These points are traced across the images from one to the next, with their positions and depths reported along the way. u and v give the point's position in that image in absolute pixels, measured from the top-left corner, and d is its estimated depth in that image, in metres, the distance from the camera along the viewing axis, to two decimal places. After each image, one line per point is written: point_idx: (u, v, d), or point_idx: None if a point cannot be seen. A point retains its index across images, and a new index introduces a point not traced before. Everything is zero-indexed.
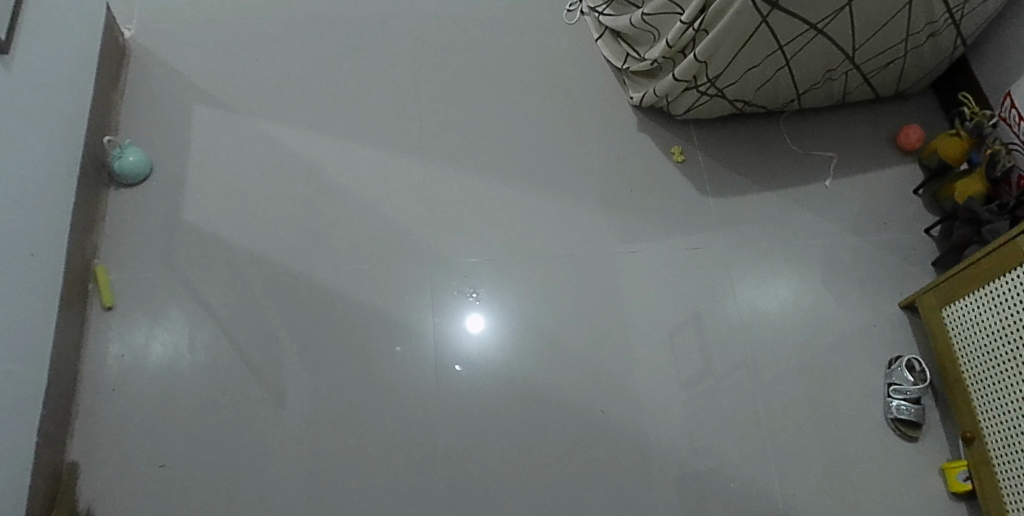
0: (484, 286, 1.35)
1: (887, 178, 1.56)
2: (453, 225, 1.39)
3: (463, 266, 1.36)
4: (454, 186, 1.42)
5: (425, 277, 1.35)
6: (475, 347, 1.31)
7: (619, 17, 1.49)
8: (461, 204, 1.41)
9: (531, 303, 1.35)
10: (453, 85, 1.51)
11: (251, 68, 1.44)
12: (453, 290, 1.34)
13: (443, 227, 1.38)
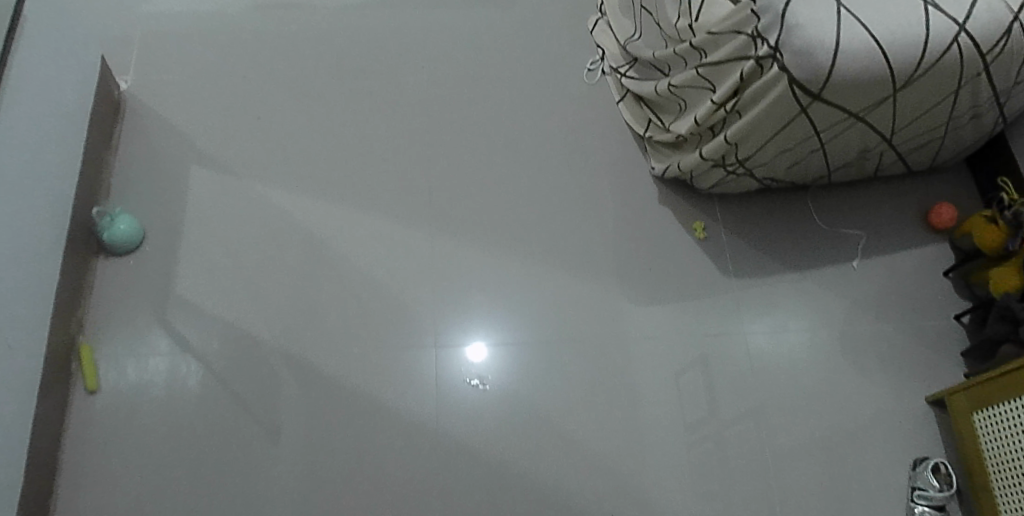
0: (479, 346, 1.29)
1: (916, 259, 1.49)
2: (461, 301, 1.31)
3: (459, 325, 1.29)
4: (465, 258, 1.34)
5: (424, 338, 1.28)
6: (468, 414, 1.23)
7: (644, 81, 1.43)
8: (471, 278, 1.33)
9: (529, 365, 1.28)
10: (465, 146, 1.43)
11: (252, 125, 1.36)
12: (449, 350, 1.27)
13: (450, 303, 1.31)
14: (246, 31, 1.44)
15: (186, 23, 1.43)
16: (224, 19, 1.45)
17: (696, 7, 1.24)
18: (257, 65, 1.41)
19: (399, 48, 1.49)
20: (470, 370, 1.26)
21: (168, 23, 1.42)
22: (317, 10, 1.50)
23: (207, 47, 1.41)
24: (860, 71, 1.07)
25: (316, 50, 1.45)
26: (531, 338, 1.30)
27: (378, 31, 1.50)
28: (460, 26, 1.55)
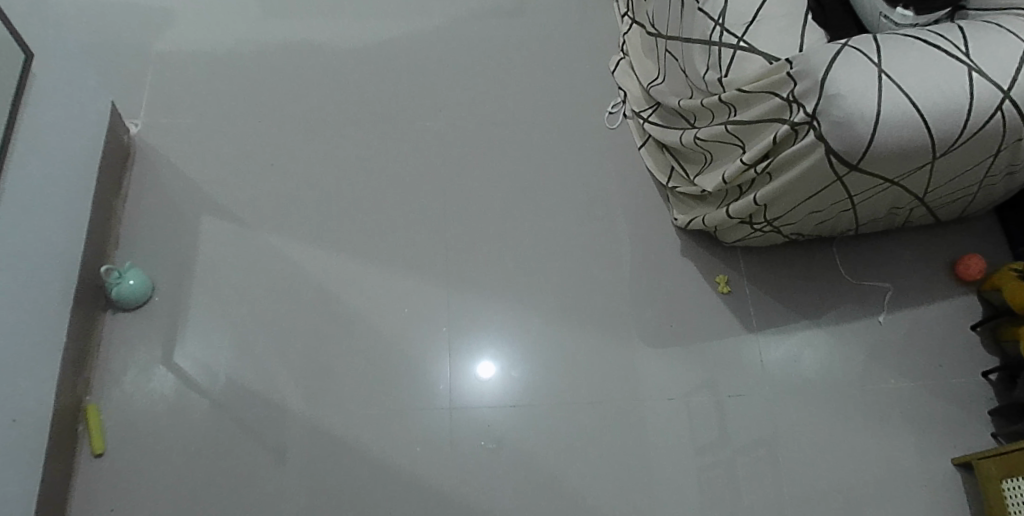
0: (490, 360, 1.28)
1: (944, 313, 1.44)
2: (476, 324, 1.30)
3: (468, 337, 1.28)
4: (482, 312, 1.31)
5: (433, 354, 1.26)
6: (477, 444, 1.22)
7: (668, 128, 1.39)
8: (486, 302, 1.31)
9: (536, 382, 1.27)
10: (481, 194, 1.39)
11: (264, 172, 1.32)
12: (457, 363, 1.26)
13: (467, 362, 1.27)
14: (258, 72, 1.40)
15: (197, 63, 1.39)
16: (236, 59, 1.41)
17: (727, 62, 1.22)
18: (269, 109, 1.38)
19: (415, 90, 1.45)
20: (479, 383, 1.26)
21: (178, 62, 1.38)
22: (331, 50, 1.46)
23: (219, 89, 1.38)
24: (900, 141, 1.04)
25: (330, 93, 1.41)
26: (539, 354, 1.29)
27: (394, 73, 1.46)
28: (477, 66, 1.51)
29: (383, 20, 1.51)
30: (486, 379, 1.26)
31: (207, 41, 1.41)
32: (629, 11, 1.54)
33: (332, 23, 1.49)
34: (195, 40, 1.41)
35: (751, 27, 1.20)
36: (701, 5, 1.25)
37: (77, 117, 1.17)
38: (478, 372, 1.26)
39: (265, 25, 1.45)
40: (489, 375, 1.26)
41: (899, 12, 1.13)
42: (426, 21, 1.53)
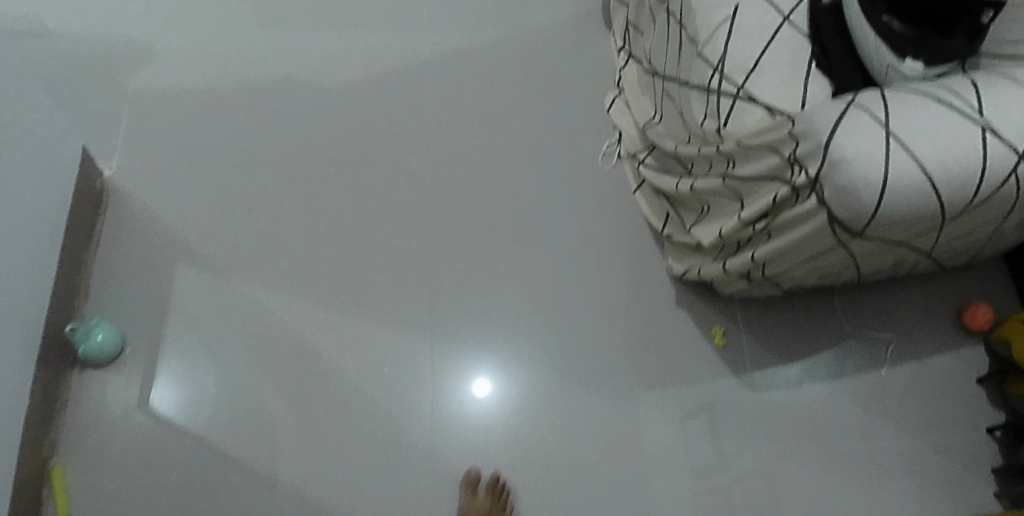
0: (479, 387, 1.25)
1: (950, 364, 1.38)
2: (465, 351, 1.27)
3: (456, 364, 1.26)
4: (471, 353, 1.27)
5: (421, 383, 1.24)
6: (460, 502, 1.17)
7: (664, 173, 1.34)
8: (474, 329, 1.28)
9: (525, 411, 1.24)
10: (469, 240, 1.34)
11: (243, 218, 1.27)
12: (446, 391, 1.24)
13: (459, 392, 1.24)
14: (239, 110, 1.35)
15: (174, 100, 1.34)
16: (216, 96, 1.35)
17: (725, 111, 1.16)
18: (249, 149, 1.32)
19: (403, 129, 1.40)
20: (468, 411, 1.23)
21: (155, 100, 1.33)
22: (316, 85, 1.40)
23: (197, 129, 1.32)
24: (906, 206, 0.98)
25: (313, 133, 1.36)
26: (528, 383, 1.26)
27: (381, 110, 1.41)
28: (468, 102, 1.45)
29: (371, 53, 1.46)
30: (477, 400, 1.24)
31: (187, 77, 1.36)
32: (625, 45, 1.50)
33: (318, 57, 1.43)
34: (174, 75, 1.36)
35: (751, 75, 1.15)
36: (699, 50, 1.21)
37: (44, 166, 1.12)
38: (473, 391, 1.24)
39: (248, 58, 1.40)
40: (481, 396, 1.24)
41: (908, 64, 1.08)
42: (415, 55, 1.47)
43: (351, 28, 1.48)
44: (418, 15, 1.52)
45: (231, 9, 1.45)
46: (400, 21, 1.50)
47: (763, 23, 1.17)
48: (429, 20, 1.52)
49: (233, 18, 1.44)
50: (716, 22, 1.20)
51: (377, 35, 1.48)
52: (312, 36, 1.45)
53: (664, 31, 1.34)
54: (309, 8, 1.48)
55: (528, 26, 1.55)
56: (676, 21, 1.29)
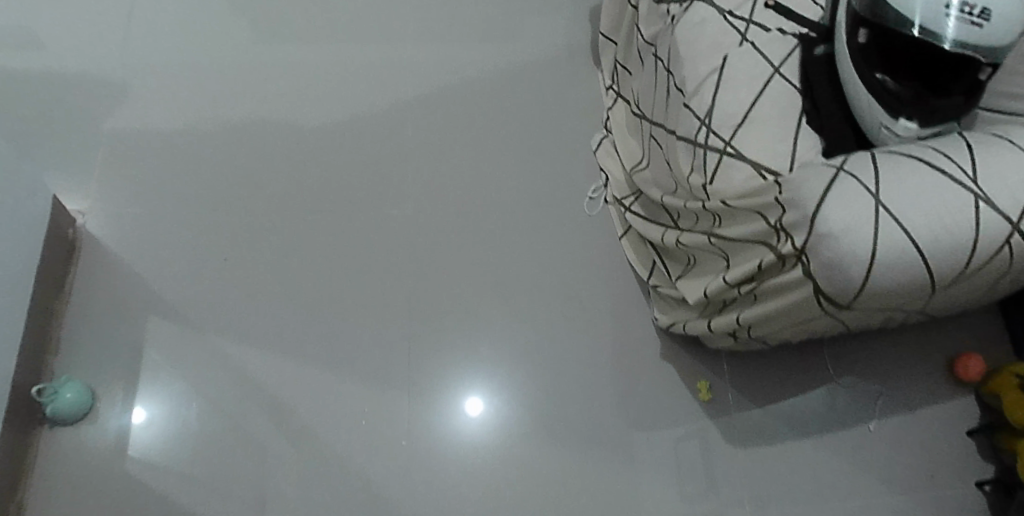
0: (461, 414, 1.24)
1: (940, 415, 1.35)
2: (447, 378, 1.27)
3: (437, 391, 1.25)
4: (461, 376, 1.27)
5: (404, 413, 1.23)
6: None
7: (650, 222, 1.31)
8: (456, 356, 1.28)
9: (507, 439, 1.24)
10: (448, 288, 1.32)
11: (219, 267, 1.27)
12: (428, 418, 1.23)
13: (450, 409, 1.24)
14: (217, 156, 1.34)
15: (151, 145, 1.33)
16: (194, 140, 1.34)
17: (712, 167, 1.13)
18: (228, 197, 1.32)
19: (384, 173, 1.38)
20: (451, 437, 1.23)
21: (131, 145, 1.32)
22: (298, 128, 1.38)
23: (174, 175, 1.31)
24: (894, 278, 0.95)
25: (291, 181, 1.35)
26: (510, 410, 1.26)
27: (362, 152, 1.39)
28: (451, 143, 1.42)
29: (354, 91, 1.43)
30: (467, 417, 1.24)
31: (164, 121, 1.34)
32: (614, 84, 1.47)
33: (299, 97, 1.40)
34: (151, 119, 1.34)
35: (739, 130, 1.12)
36: (687, 101, 1.18)
37: (20, 222, 1.11)
38: (464, 407, 1.25)
39: (228, 100, 1.38)
40: (472, 413, 1.25)
41: (901, 124, 1.05)
42: (399, 93, 1.44)
43: (334, 65, 1.45)
44: (403, 49, 1.48)
45: (212, 46, 1.42)
46: (383, 58, 1.47)
47: (752, 74, 1.14)
48: (413, 55, 1.48)
49: (213, 57, 1.41)
50: (705, 72, 1.16)
51: (358, 72, 1.44)
52: (294, 74, 1.42)
53: (652, 76, 1.31)
54: (292, 44, 1.45)
55: (516, 59, 1.51)
56: (664, 68, 1.26)
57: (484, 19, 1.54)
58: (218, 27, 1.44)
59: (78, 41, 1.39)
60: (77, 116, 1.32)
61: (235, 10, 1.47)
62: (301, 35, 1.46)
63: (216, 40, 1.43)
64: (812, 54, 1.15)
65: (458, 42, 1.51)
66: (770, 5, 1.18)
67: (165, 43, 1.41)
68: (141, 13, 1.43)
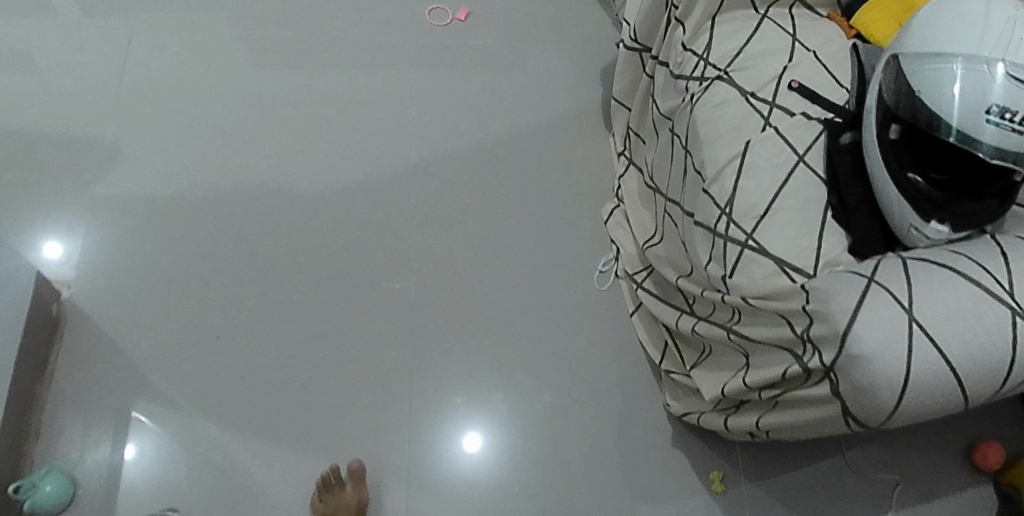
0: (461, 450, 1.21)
1: (960, 506, 1.29)
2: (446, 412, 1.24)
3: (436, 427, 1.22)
4: (460, 412, 1.24)
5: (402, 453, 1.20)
6: None
7: (664, 304, 1.26)
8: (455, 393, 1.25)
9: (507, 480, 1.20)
10: (449, 365, 1.27)
11: (210, 345, 1.22)
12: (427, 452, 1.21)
13: (450, 434, 1.22)
14: (210, 224, 1.29)
15: (140, 213, 1.28)
16: (185, 206, 1.29)
17: (732, 260, 1.08)
18: (220, 269, 1.27)
19: (385, 242, 1.33)
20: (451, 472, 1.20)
21: (120, 214, 1.27)
22: (296, 194, 1.33)
23: (165, 246, 1.27)
24: (928, 397, 0.91)
25: (289, 251, 1.30)
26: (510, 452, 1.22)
27: (362, 221, 1.34)
28: (455, 209, 1.37)
29: (355, 155, 1.38)
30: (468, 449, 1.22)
31: (154, 186, 1.30)
32: (626, 150, 1.42)
33: (298, 161, 1.36)
34: (142, 184, 1.30)
35: (762, 221, 1.07)
36: (707, 187, 1.13)
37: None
38: (464, 432, 1.23)
39: (222, 163, 1.33)
40: (471, 440, 1.22)
41: (932, 226, 1.00)
42: (402, 159, 1.39)
43: (334, 125, 1.40)
44: (405, 109, 1.43)
45: (207, 106, 1.37)
46: (387, 120, 1.42)
47: (776, 162, 1.09)
48: (418, 117, 1.43)
49: (208, 117, 1.36)
50: (725, 157, 1.11)
51: (361, 136, 1.40)
52: (293, 135, 1.37)
53: (668, 151, 1.26)
54: (291, 101, 1.40)
55: (524, 123, 1.46)
56: (682, 146, 1.20)
57: (490, 76, 1.48)
58: (213, 84, 1.39)
59: (66, 100, 1.34)
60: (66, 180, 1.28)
61: (231, 64, 1.42)
62: (300, 94, 1.41)
63: (211, 98, 1.38)
64: (838, 143, 1.09)
65: (462, 101, 1.46)
66: (794, 87, 1.13)
67: (156, 101, 1.36)
68: (133, 70, 1.38)
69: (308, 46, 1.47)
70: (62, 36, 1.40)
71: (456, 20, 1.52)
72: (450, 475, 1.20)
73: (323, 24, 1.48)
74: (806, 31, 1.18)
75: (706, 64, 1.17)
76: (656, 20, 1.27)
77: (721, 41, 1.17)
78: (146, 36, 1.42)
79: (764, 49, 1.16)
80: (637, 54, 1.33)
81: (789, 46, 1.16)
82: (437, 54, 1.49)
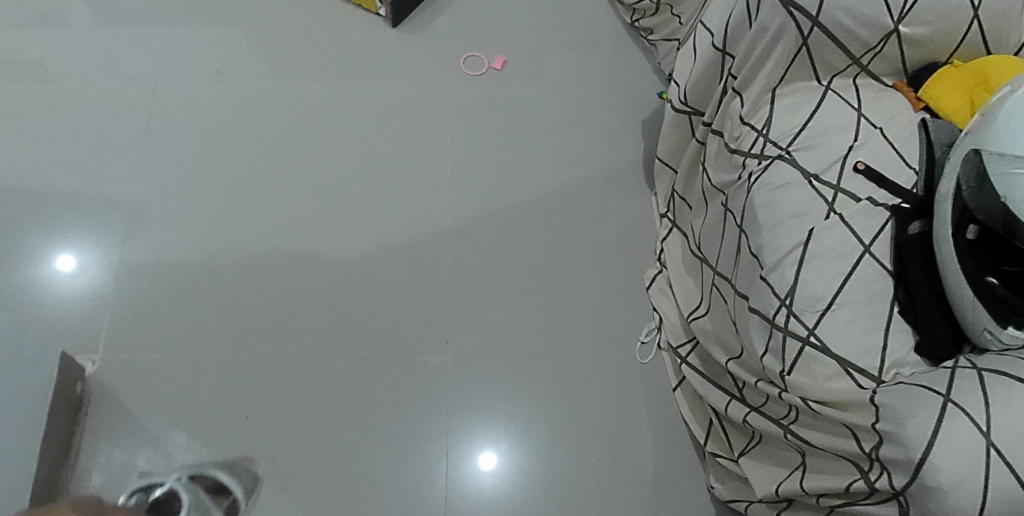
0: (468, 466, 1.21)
1: None
2: (472, 427, 1.24)
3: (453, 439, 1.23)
4: (484, 430, 1.24)
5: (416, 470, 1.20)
6: None
7: (709, 382, 1.22)
8: (485, 420, 1.25)
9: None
10: (483, 443, 1.23)
11: (239, 423, 1.20)
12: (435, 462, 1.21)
13: (464, 448, 1.22)
14: (244, 292, 1.29)
15: (169, 281, 1.29)
16: (217, 274, 1.30)
17: (791, 357, 1.03)
18: (250, 341, 1.26)
19: (419, 312, 1.31)
20: (452, 479, 1.20)
21: (150, 283, 1.28)
22: (328, 260, 1.33)
23: (195, 316, 1.26)
24: None
25: (324, 320, 1.29)
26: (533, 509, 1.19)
27: (395, 287, 1.33)
28: (488, 276, 1.36)
29: (386, 221, 1.38)
30: (489, 483, 1.20)
31: (183, 253, 1.31)
32: (669, 212, 1.39)
33: (330, 227, 1.36)
34: (172, 252, 1.31)
35: (825, 316, 1.01)
36: (765, 274, 1.07)
37: (23, 380, 1.07)
38: (482, 450, 1.22)
39: (251, 232, 1.34)
40: (490, 457, 1.22)
41: (1008, 332, 0.92)
42: (437, 222, 1.38)
43: (368, 186, 1.40)
44: (439, 169, 1.43)
45: (241, 170, 1.40)
46: (422, 183, 1.41)
47: (840, 253, 1.03)
48: (452, 178, 1.42)
49: (241, 180, 1.39)
50: (786, 245, 1.05)
51: (395, 199, 1.40)
52: (327, 198, 1.39)
53: (719, 223, 1.20)
54: (325, 164, 1.42)
55: (558, 184, 1.44)
56: (735, 223, 1.15)
57: (522, 133, 1.48)
58: (247, 147, 1.42)
59: (101, 166, 1.38)
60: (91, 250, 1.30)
61: (265, 127, 1.44)
62: (334, 158, 1.42)
63: (247, 161, 1.41)
64: (907, 233, 1.03)
65: (494, 159, 1.45)
66: (860, 169, 1.07)
67: (188, 169, 1.39)
68: (168, 137, 1.43)
69: (343, 107, 1.47)
70: (104, 100, 1.45)
71: (491, 70, 1.53)
72: (447, 486, 1.19)
73: (356, 84, 1.50)
74: (871, 105, 1.12)
75: (766, 141, 1.12)
76: (709, 84, 1.21)
77: (780, 117, 1.12)
78: (182, 101, 1.46)
79: (828, 126, 1.10)
80: (687, 116, 1.27)
81: (853, 122, 1.10)
82: (472, 112, 1.48)
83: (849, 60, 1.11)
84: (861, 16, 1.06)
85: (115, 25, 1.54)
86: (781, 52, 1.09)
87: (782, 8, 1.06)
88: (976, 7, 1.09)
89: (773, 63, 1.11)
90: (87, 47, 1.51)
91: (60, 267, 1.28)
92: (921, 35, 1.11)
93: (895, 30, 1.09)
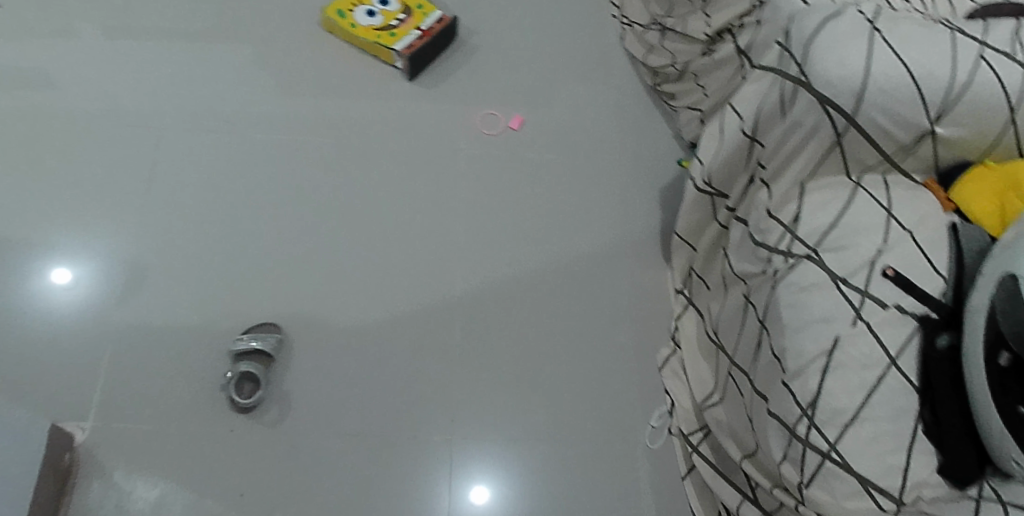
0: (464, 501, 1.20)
1: None
2: (485, 470, 1.23)
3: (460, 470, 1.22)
4: (496, 475, 1.23)
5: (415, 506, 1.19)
6: None
7: (721, 476, 1.20)
8: (495, 471, 1.23)
9: None
10: (492, 486, 1.22)
11: (230, 495, 1.16)
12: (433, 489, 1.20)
13: (468, 482, 1.21)
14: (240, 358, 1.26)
15: (163, 344, 1.25)
16: (217, 335, 1.27)
17: (809, 471, 0.99)
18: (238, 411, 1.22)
19: (424, 382, 1.28)
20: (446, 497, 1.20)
21: (146, 342, 1.25)
22: (333, 324, 1.30)
23: (189, 382, 1.23)
24: None
25: (327, 387, 1.25)
26: None
27: (398, 365, 1.29)
28: (496, 347, 1.33)
29: (394, 286, 1.35)
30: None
31: (180, 313, 1.28)
32: (685, 289, 1.39)
33: (336, 292, 1.33)
34: (167, 314, 1.28)
35: (847, 431, 0.97)
36: (786, 379, 1.03)
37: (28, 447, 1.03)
38: (487, 491, 1.21)
39: (254, 293, 1.31)
40: (491, 501, 1.21)
41: None
42: (447, 289, 1.36)
43: (378, 249, 1.38)
44: (451, 233, 1.41)
45: (246, 225, 1.37)
46: (433, 247, 1.40)
47: (868, 364, 0.99)
48: (464, 244, 1.41)
49: (245, 239, 1.36)
50: (811, 352, 1.01)
51: (406, 262, 1.38)
52: (334, 260, 1.36)
53: (738, 314, 1.19)
54: (334, 224, 1.39)
55: (568, 254, 1.43)
56: (756, 319, 1.13)
57: (534, 198, 1.47)
58: (255, 202, 1.39)
59: (97, 216, 1.34)
60: (82, 288, 1.28)
61: (273, 181, 1.42)
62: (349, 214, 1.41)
63: (253, 217, 1.38)
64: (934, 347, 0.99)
65: (505, 225, 1.44)
66: (889, 275, 1.02)
67: (193, 218, 1.36)
68: (173, 186, 1.39)
69: (358, 165, 1.45)
70: (108, 140, 1.42)
71: (508, 129, 1.53)
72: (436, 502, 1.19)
73: (369, 141, 1.48)
74: (903, 205, 1.07)
75: (793, 238, 1.09)
76: (734, 170, 1.21)
77: (811, 212, 1.09)
78: (188, 148, 1.43)
79: (859, 226, 1.06)
80: (709, 196, 1.28)
81: (885, 224, 1.06)
82: (485, 175, 1.48)
83: (883, 158, 1.08)
84: (897, 115, 1.03)
85: (125, 60, 1.51)
86: (814, 147, 1.08)
87: (818, 105, 1.05)
88: (1015, 108, 1.04)
89: (805, 157, 1.10)
90: (94, 83, 1.47)
91: (50, 280, 1.27)
92: (957, 136, 1.06)
93: (931, 131, 1.05)
